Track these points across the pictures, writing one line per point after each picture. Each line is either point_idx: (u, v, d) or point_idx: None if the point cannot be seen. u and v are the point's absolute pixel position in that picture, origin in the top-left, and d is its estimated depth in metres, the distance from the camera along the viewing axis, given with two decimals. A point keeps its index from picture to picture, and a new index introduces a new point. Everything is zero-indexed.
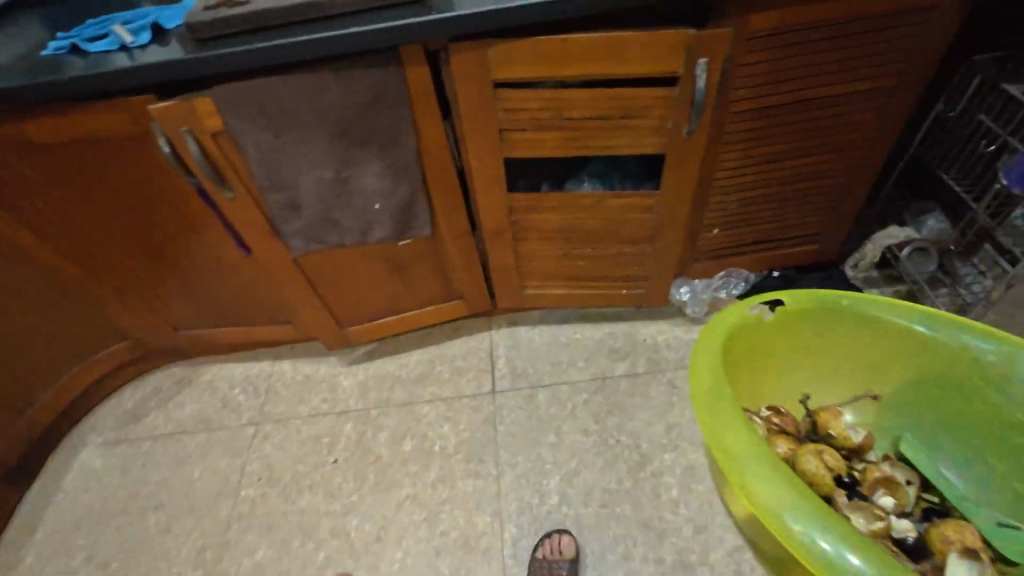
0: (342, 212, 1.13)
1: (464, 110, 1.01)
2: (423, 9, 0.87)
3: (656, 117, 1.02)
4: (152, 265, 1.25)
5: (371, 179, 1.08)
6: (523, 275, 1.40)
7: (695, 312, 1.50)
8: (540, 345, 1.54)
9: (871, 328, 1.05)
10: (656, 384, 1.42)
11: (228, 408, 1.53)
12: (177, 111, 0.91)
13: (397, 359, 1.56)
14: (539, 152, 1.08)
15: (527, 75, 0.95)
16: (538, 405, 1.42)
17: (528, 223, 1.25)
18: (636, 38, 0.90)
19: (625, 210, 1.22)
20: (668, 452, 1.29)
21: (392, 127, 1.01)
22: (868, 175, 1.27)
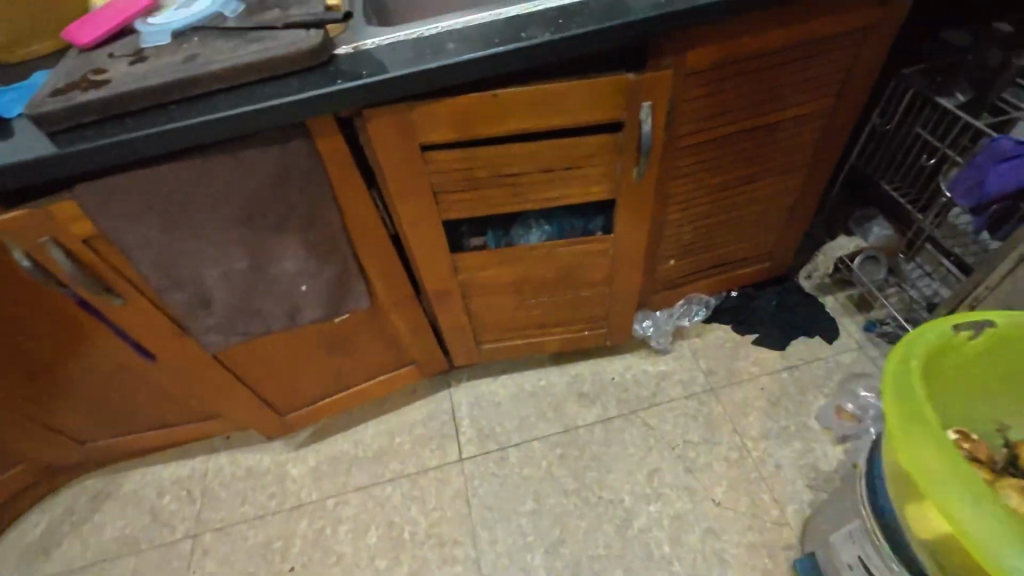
0: (263, 299, 0.98)
1: (390, 176, 0.89)
2: (326, 75, 0.75)
3: (601, 164, 0.94)
4: (34, 384, 1.05)
5: (292, 261, 0.94)
6: (479, 331, 1.30)
7: (660, 343, 1.45)
8: (505, 399, 1.44)
9: None
10: (631, 428, 1.35)
11: (158, 522, 1.33)
12: (33, 220, 0.76)
13: (350, 436, 1.41)
14: (480, 210, 0.99)
15: (457, 135, 0.85)
16: (511, 469, 1.32)
17: (478, 281, 1.15)
18: (572, 87, 0.82)
19: (580, 257, 1.14)
20: (653, 503, 1.23)
21: (308, 204, 0.88)
22: (813, 191, 1.25)
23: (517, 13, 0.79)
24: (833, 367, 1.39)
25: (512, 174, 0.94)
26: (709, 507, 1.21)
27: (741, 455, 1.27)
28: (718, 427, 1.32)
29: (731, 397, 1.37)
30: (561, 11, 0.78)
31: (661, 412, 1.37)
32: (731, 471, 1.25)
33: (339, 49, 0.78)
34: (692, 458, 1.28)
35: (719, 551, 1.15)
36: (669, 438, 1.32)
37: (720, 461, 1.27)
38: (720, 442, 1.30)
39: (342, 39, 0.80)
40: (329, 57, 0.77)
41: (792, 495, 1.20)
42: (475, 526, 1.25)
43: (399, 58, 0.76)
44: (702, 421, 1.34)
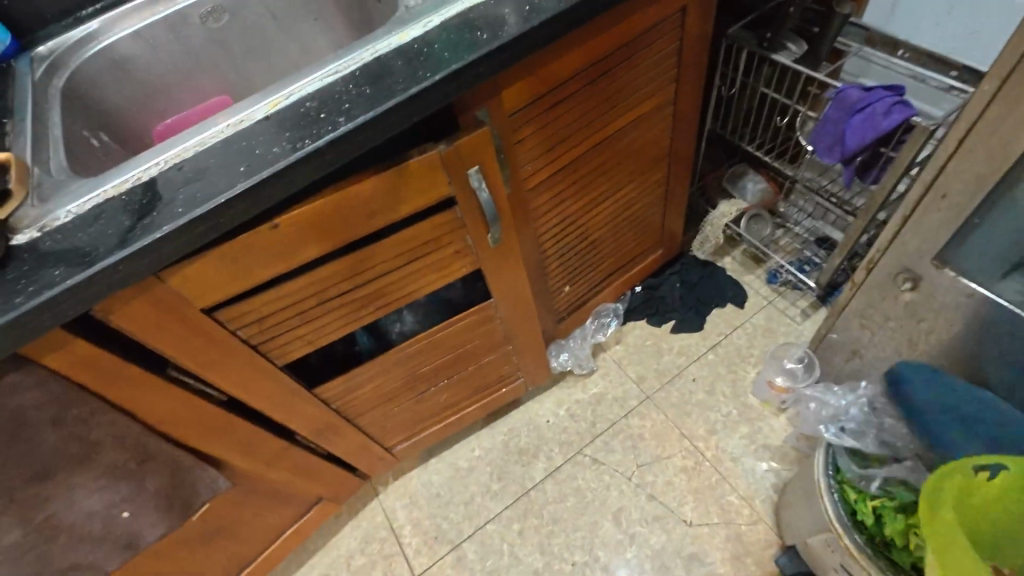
0: (77, 552, 0.72)
1: (181, 357, 0.67)
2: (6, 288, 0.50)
3: (446, 244, 0.79)
4: None
5: (92, 496, 0.69)
6: (386, 438, 1.12)
7: (582, 367, 1.35)
8: (442, 487, 1.26)
9: (907, 301, 0.87)
10: (582, 472, 1.25)
11: None
12: None
13: None
14: (323, 339, 0.80)
15: (249, 284, 0.65)
16: (472, 568, 1.17)
17: (359, 399, 0.96)
18: (372, 187, 0.64)
19: (465, 332, 0.98)
20: (628, 549, 1.15)
21: (78, 432, 0.64)
22: (679, 174, 1.17)
23: (263, 115, 0.59)
24: (752, 333, 1.36)
25: (347, 290, 0.76)
26: (684, 530, 1.16)
27: (696, 459, 1.23)
28: (666, 438, 1.26)
29: (667, 399, 1.31)
30: (318, 98, 0.59)
31: (606, 442, 1.28)
32: (692, 483, 1.20)
33: (22, 237, 0.54)
34: (651, 482, 1.22)
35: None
36: (623, 468, 1.24)
37: (678, 475, 1.22)
38: (673, 453, 1.24)
39: (24, 218, 0.56)
40: (5, 256, 0.53)
41: (754, 486, 1.18)
42: None
43: (111, 229, 0.53)
44: (649, 437, 1.27)
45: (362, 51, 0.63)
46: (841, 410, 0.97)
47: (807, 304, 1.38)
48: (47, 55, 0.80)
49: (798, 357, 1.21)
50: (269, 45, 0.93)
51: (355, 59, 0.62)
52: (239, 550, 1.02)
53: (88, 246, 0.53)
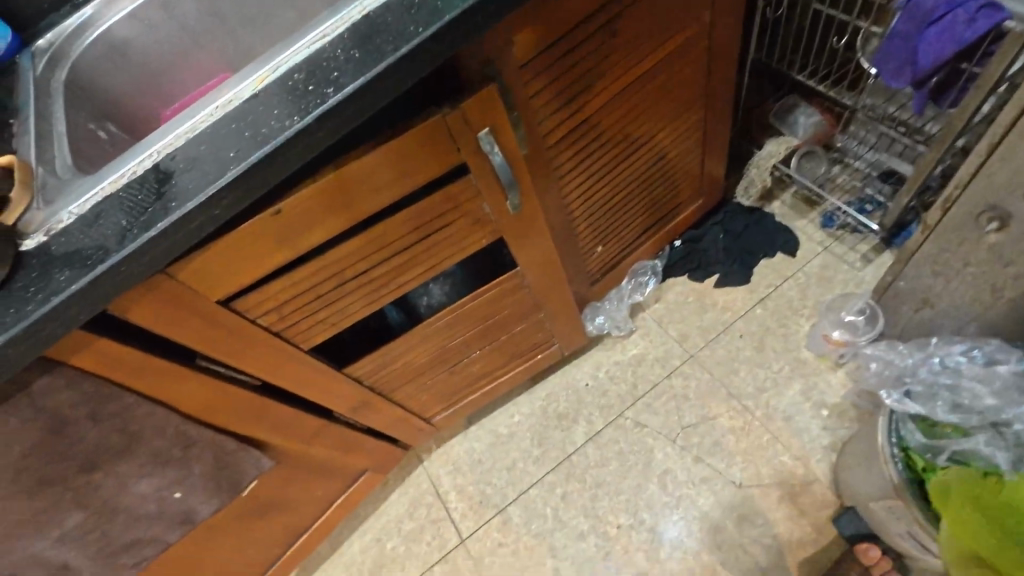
0: (137, 529, 0.76)
1: (206, 348, 0.67)
2: (19, 295, 0.50)
3: (463, 214, 0.74)
4: None
5: (141, 481, 0.72)
6: (424, 409, 1.12)
7: (620, 330, 1.30)
8: (484, 454, 1.27)
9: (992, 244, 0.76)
10: (624, 435, 1.23)
11: None
12: None
13: (339, 561, 1.22)
14: (346, 320, 0.78)
15: (261, 271, 0.63)
16: (518, 531, 1.18)
17: (391, 375, 0.96)
18: (374, 160, 0.60)
19: (493, 302, 0.95)
20: (675, 512, 1.15)
21: (118, 425, 0.65)
22: (718, 114, 1.06)
23: (251, 93, 0.55)
24: (805, 283, 1.27)
25: (363, 271, 0.73)
26: (734, 491, 1.14)
27: (744, 420, 1.19)
28: (710, 398, 1.22)
29: (712, 357, 1.26)
30: (305, 69, 0.55)
31: (648, 404, 1.25)
32: (740, 443, 1.17)
33: (29, 241, 0.53)
34: (697, 444, 1.19)
35: (760, 537, 1.10)
36: (666, 430, 1.21)
37: (726, 436, 1.19)
38: (720, 413, 1.21)
39: (31, 221, 0.55)
40: (16, 262, 0.52)
41: (810, 446, 1.14)
42: None
43: (109, 228, 0.52)
44: (693, 398, 1.23)
45: (350, 10, 0.57)
46: (908, 370, 0.93)
47: (869, 248, 1.27)
48: (47, 47, 0.78)
49: (859, 309, 1.11)
50: (267, 13, 0.87)
51: (343, 19, 0.56)
52: (292, 519, 1.07)
53: (91, 246, 0.51)
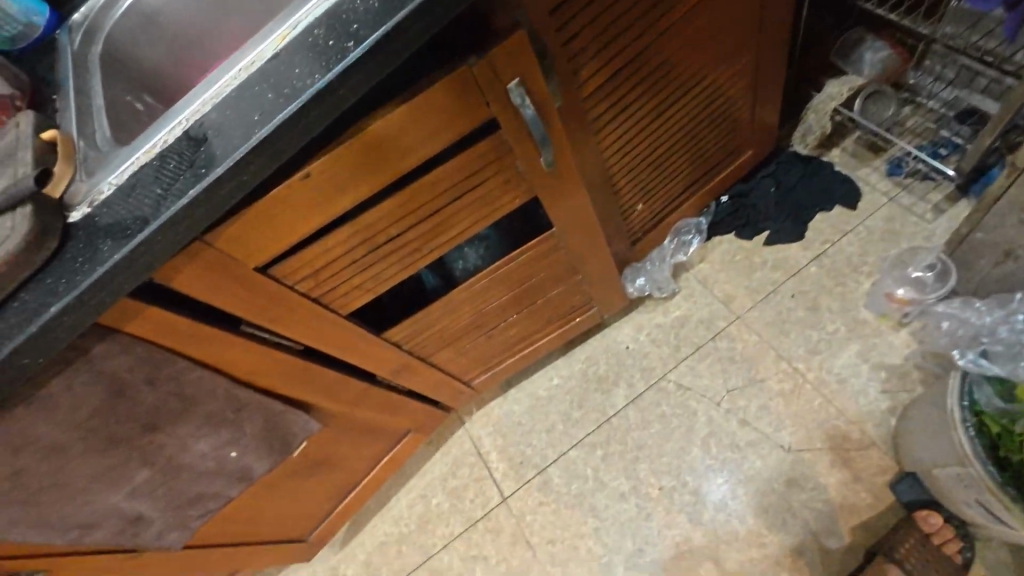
0: (200, 485, 0.82)
1: (249, 315, 0.68)
2: (69, 266, 0.52)
3: (495, 173, 0.71)
4: None
5: (199, 441, 0.76)
6: (463, 372, 1.13)
7: (662, 291, 1.26)
8: (524, 416, 1.27)
9: None
10: (666, 398, 1.21)
11: None
12: None
13: (388, 515, 1.27)
14: (382, 285, 0.78)
15: (296, 237, 0.63)
16: (558, 491, 1.20)
17: (429, 339, 0.96)
18: (402, 119, 0.58)
19: (530, 264, 0.93)
20: (719, 475, 1.13)
21: (173, 389, 0.68)
22: (770, 54, 0.97)
23: (273, 52, 0.53)
24: (866, 237, 1.19)
25: (397, 236, 0.72)
26: (782, 456, 1.11)
27: (795, 382, 1.15)
28: (759, 361, 1.18)
29: (760, 319, 1.21)
30: (325, 23, 0.52)
31: (691, 367, 1.22)
32: (790, 407, 1.14)
33: (76, 214, 0.55)
34: (744, 408, 1.16)
35: (810, 501, 1.08)
36: (711, 393, 1.19)
37: (775, 399, 1.15)
38: (768, 375, 1.17)
39: (76, 193, 0.56)
40: (64, 234, 0.54)
41: (867, 410, 1.10)
42: (544, 565, 1.16)
43: (146, 197, 0.52)
44: (739, 360, 1.19)
45: None
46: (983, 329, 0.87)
47: (941, 198, 1.18)
48: (82, 20, 0.79)
49: (927, 265, 1.05)
50: None
51: None
52: (342, 476, 1.11)
53: (129, 217, 0.52)
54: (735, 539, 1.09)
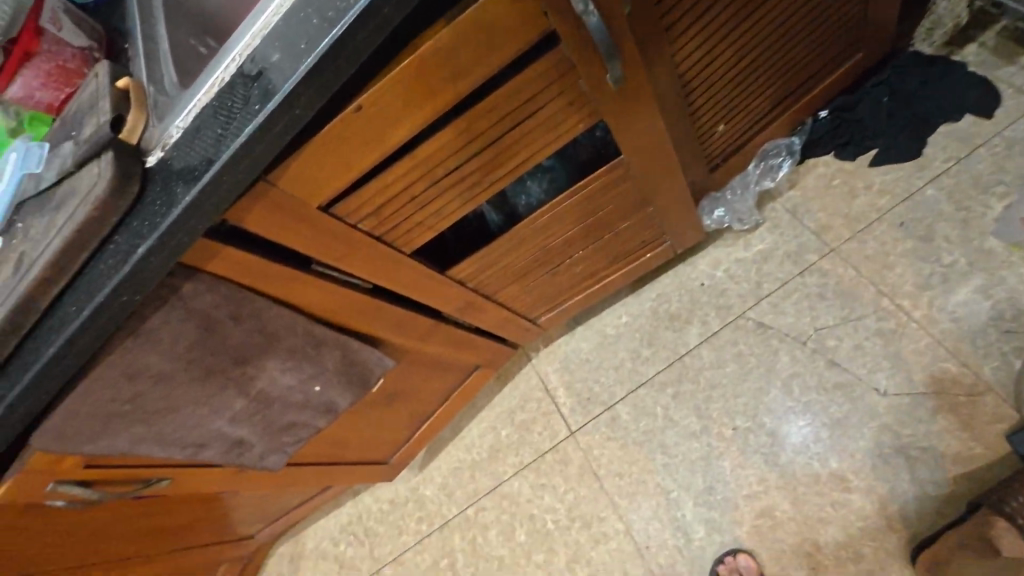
0: (290, 414, 0.89)
1: (319, 254, 0.70)
2: (150, 210, 0.55)
3: (555, 95, 0.66)
4: (165, 539, 1.10)
5: (285, 374, 0.82)
6: (529, 310, 1.13)
7: (744, 224, 1.17)
8: (591, 353, 1.26)
9: None
10: (744, 337, 1.15)
11: (346, 568, 1.40)
12: (25, 485, 0.71)
13: (462, 443, 1.33)
14: (444, 222, 0.77)
15: (354, 174, 0.62)
16: (627, 428, 1.19)
17: (494, 277, 0.96)
18: (453, 37, 0.54)
19: (595, 197, 0.88)
20: (801, 417, 1.09)
21: (257, 325, 0.73)
22: None
23: None
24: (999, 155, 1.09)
25: (455, 170, 0.70)
26: (877, 400, 1.06)
27: (897, 321, 1.08)
28: (857, 297, 1.11)
29: (860, 253, 1.12)
30: None
31: (774, 304, 1.15)
32: (889, 347, 1.07)
33: (152, 158, 0.57)
34: (833, 348, 1.10)
35: (904, 448, 1.03)
36: (797, 333, 1.12)
37: (872, 338, 1.08)
38: (866, 315, 1.10)
39: (148, 138, 0.58)
40: (143, 179, 0.56)
41: (984, 352, 1.03)
42: (612, 496, 1.18)
43: (210, 138, 0.53)
44: (833, 298, 1.12)
45: None
46: None
47: None
48: None
49: None
50: None
51: None
52: (417, 406, 1.17)
53: (197, 159, 0.53)
54: (815, 482, 1.06)
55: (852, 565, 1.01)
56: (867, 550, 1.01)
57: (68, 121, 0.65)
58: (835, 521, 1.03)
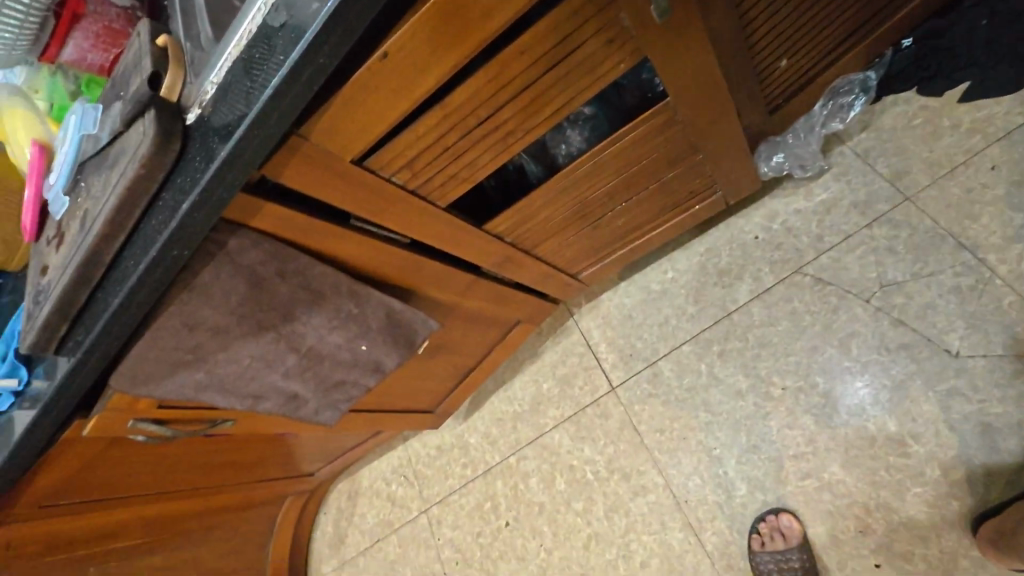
0: (340, 372, 0.93)
1: (355, 208, 0.71)
2: (193, 166, 0.56)
3: (593, 31, 0.61)
4: (235, 470, 1.22)
5: (332, 333, 0.84)
6: (570, 264, 1.11)
7: (805, 170, 1.09)
8: (635, 309, 1.23)
9: None
10: (800, 294, 1.09)
11: (398, 505, 1.50)
12: (109, 422, 0.79)
13: (504, 394, 1.36)
14: (479, 174, 0.76)
15: (384, 125, 0.61)
16: (669, 384, 1.17)
17: (533, 231, 0.94)
18: None
19: (638, 144, 0.83)
20: (859, 378, 1.03)
21: (302, 283, 0.75)
22: None
23: None
24: None
25: (487, 118, 0.67)
26: (946, 361, 0.98)
27: (977, 278, 0.99)
28: (931, 252, 1.02)
29: (938, 202, 1.03)
30: None
31: (836, 259, 1.07)
32: (966, 305, 0.98)
33: (191, 116, 0.58)
34: (900, 306, 1.02)
35: (973, 414, 0.96)
36: (859, 290, 1.05)
37: (947, 296, 1.00)
38: (942, 270, 1.01)
39: (187, 94, 0.59)
40: (184, 136, 0.58)
41: None
42: (652, 451, 1.18)
43: (242, 92, 0.53)
44: (904, 252, 1.03)
45: None
46: None
47: None
48: None
49: None
50: None
51: None
52: (459, 359, 1.20)
53: (231, 115, 0.54)
54: (870, 446, 1.01)
55: (904, 530, 0.97)
56: (922, 516, 0.96)
57: (116, 82, 0.67)
58: (890, 486, 0.99)
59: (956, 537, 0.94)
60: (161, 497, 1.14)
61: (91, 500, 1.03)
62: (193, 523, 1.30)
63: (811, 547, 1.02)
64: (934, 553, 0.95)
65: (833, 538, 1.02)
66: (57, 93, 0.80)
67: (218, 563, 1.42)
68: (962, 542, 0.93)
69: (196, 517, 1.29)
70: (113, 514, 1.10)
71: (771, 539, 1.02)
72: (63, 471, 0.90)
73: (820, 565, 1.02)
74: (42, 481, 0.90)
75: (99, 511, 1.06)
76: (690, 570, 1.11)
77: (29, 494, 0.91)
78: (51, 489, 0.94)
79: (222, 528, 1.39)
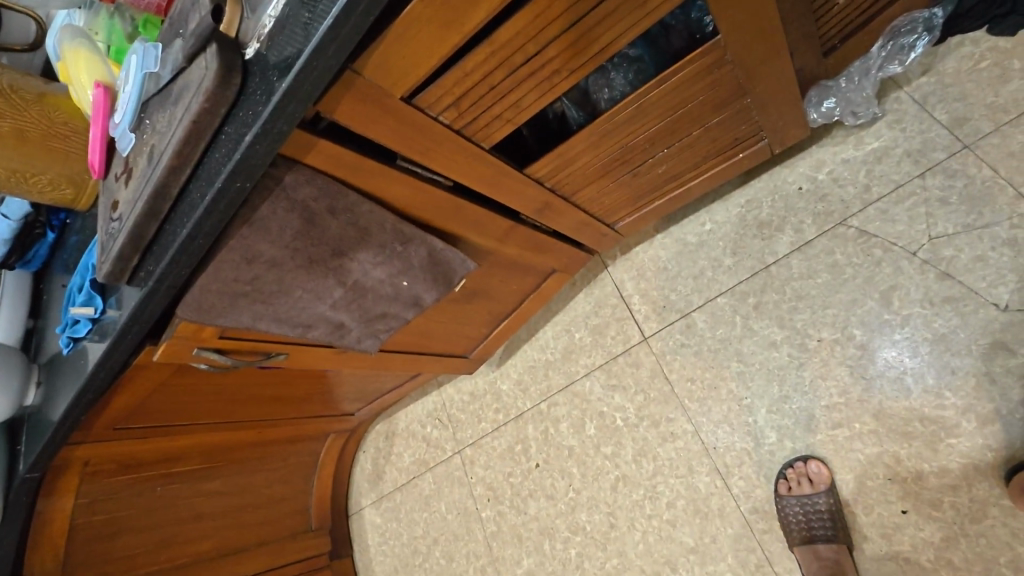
0: (383, 305, 0.98)
1: (403, 148, 0.72)
2: (254, 100, 0.59)
3: None
4: (284, 405, 1.30)
5: (377, 268, 0.88)
6: (607, 214, 1.12)
7: (857, 117, 1.04)
8: (669, 262, 1.23)
9: None
10: (843, 245, 1.07)
11: (433, 445, 1.58)
12: (177, 347, 0.85)
13: (536, 344, 1.40)
14: (523, 113, 0.76)
15: (435, 58, 0.62)
16: (702, 335, 1.18)
17: (572, 177, 0.94)
18: None
19: (686, 85, 0.81)
20: (898, 331, 1.02)
21: (350, 220, 0.78)
22: None
23: None
24: None
25: (534, 55, 0.67)
26: (993, 316, 0.96)
27: None
28: (986, 202, 0.98)
29: (999, 150, 0.98)
30: None
31: (884, 210, 1.04)
32: (1021, 257, 0.95)
33: (249, 51, 0.60)
34: (948, 259, 0.99)
35: (1018, 368, 0.94)
36: (906, 242, 1.02)
37: (1000, 249, 0.96)
38: (997, 222, 0.97)
39: (246, 30, 0.61)
40: (245, 71, 0.60)
41: None
42: (682, 399, 1.20)
43: (300, 26, 0.55)
44: (957, 203, 1.00)
45: None
46: None
47: None
48: None
49: None
50: None
51: None
52: (495, 305, 1.24)
53: (289, 49, 0.56)
54: (904, 397, 1.01)
55: (934, 480, 0.98)
56: (954, 466, 0.97)
57: (176, 20, 0.69)
58: (923, 437, 0.99)
59: (988, 486, 0.94)
60: (218, 426, 1.23)
61: (156, 426, 1.12)
62: (246, 452, 1.41)
63: (838, 493, 1.04)
64: (963, 502, 0.96)
65: (861, 485, 1.03)
66: (115, 35, 0.85)
67: (268, 491, 1.54)
68: (993, 492, 0.94)
69: (250, 447, 1.40)
70: (177, 439, 1.19)
71: (798, 484, 1.04)
72: (135, 395, 0.98)
73: (845, 511, 1.04)
74: (116, 403, 0.98)
75: (162, 437, 1.16)
76: (716, 513, 1.15)
77: (106, 415, 1.00)
78: (124, 412, 1.02)
79: (271, 457, 1.50)
